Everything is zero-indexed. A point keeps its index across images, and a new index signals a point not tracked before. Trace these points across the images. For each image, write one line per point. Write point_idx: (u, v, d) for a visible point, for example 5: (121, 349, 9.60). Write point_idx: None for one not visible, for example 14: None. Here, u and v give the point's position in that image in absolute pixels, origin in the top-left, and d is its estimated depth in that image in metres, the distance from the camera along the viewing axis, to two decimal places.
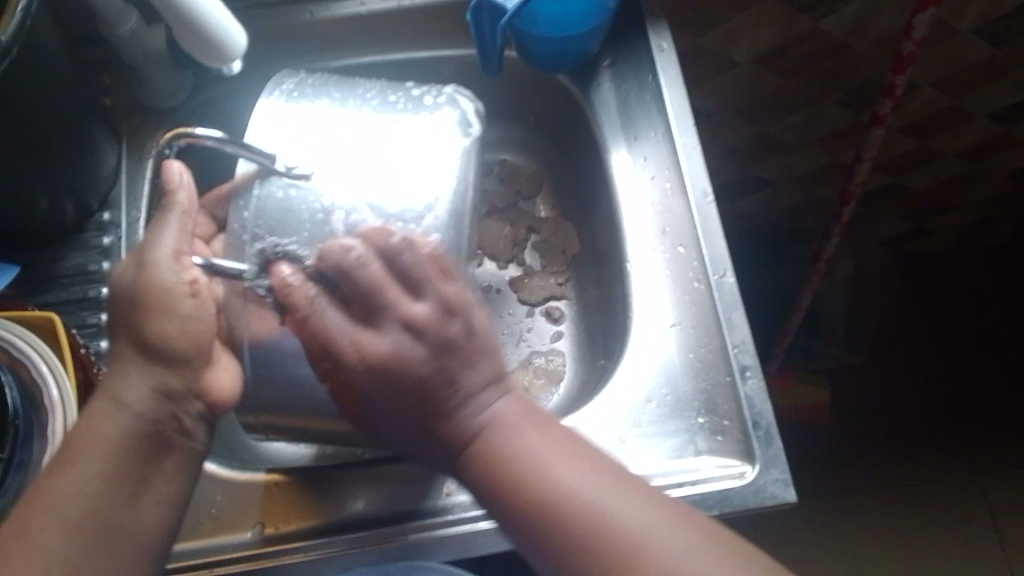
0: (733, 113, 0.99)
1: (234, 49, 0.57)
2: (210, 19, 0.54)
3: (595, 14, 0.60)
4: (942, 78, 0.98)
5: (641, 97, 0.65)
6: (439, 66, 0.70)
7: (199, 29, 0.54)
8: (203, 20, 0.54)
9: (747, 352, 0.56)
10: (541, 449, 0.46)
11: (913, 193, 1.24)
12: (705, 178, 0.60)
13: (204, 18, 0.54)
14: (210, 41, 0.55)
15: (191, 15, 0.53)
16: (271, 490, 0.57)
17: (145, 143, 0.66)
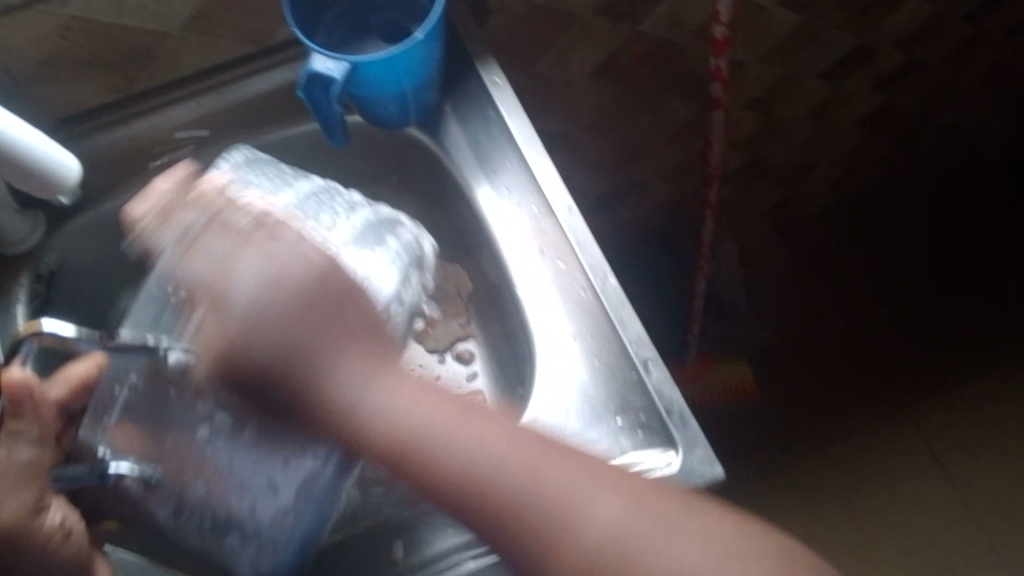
0: (587, 128, 1.03)
1: (71, 179, 0.56)
2: (40, 155, 0.53)
3: (422, 66, 0.62)
4: (764, 52, 1.05)
5: (488, 132, 0.68)
6: (291, 145, 0.71)
7: (30, 167, 0.53)
8: (32, 157, 0.53)
9: (644, 345, 0.59)
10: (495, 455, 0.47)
11: (772, 162, 1.31)
12: (566, 196, 0.64)
13: (33, 155, 0.53)
14: (43, 176, 0.54)
15: (19, 154, 0.52)
16: None
17: (8, 292, 0.64)
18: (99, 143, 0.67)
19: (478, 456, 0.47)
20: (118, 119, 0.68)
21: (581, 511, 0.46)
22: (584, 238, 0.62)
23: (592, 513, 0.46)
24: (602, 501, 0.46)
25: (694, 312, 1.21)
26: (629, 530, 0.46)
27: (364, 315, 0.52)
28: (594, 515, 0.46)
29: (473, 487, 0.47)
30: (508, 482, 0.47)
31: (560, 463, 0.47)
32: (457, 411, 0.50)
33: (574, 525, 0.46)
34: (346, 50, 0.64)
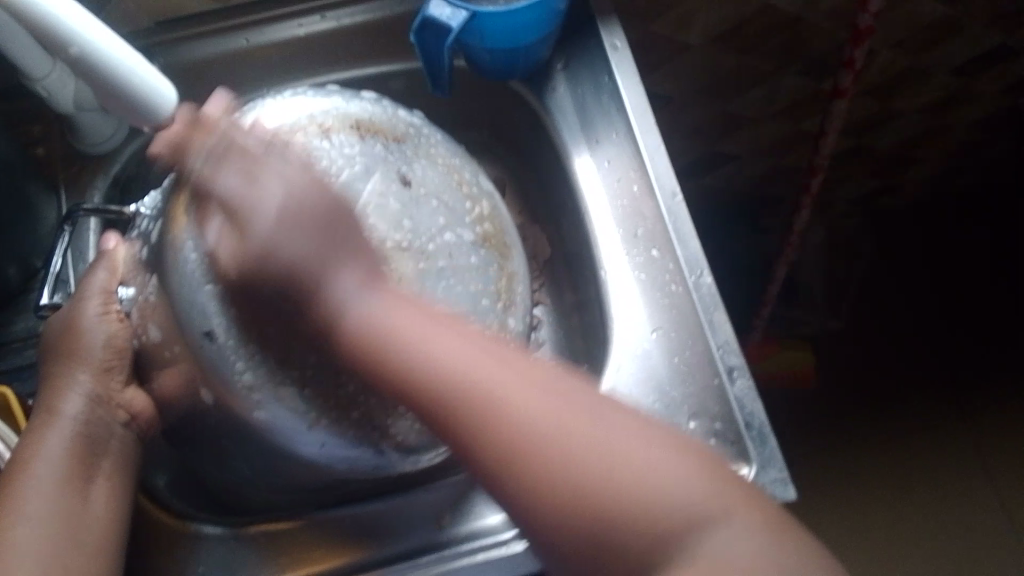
0: (692, 94, 0.97)
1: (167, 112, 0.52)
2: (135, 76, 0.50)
3: (541, 21, 0.58)
4: (898, 40, 0.97)
5: (598, 99, 0.63)
6: (386, 81, 0.68)
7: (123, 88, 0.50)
8: (125, 78, 0.50)
9: (732, 352, 0.54)
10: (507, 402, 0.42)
11: (878, 154, 1.23)
12: (672, 180, 0.59)
13: (126, 76, 0.50)
14: (135, 102, 0.51)
15: (109, 69, 0.49)
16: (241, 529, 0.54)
17: (85, 191, 0.62)
18: (193, 53, 0.65)
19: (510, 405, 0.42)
20: (216, 30, 0.65)
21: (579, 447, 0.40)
22: (685, 226, 0.58)
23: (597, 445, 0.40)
24: (606, 433, 0.41)
25: (767, 298, 1.15)
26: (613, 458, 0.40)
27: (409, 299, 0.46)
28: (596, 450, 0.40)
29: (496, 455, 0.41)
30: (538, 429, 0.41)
31: (549, 395, 0.42)
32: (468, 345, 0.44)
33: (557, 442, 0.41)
34: None
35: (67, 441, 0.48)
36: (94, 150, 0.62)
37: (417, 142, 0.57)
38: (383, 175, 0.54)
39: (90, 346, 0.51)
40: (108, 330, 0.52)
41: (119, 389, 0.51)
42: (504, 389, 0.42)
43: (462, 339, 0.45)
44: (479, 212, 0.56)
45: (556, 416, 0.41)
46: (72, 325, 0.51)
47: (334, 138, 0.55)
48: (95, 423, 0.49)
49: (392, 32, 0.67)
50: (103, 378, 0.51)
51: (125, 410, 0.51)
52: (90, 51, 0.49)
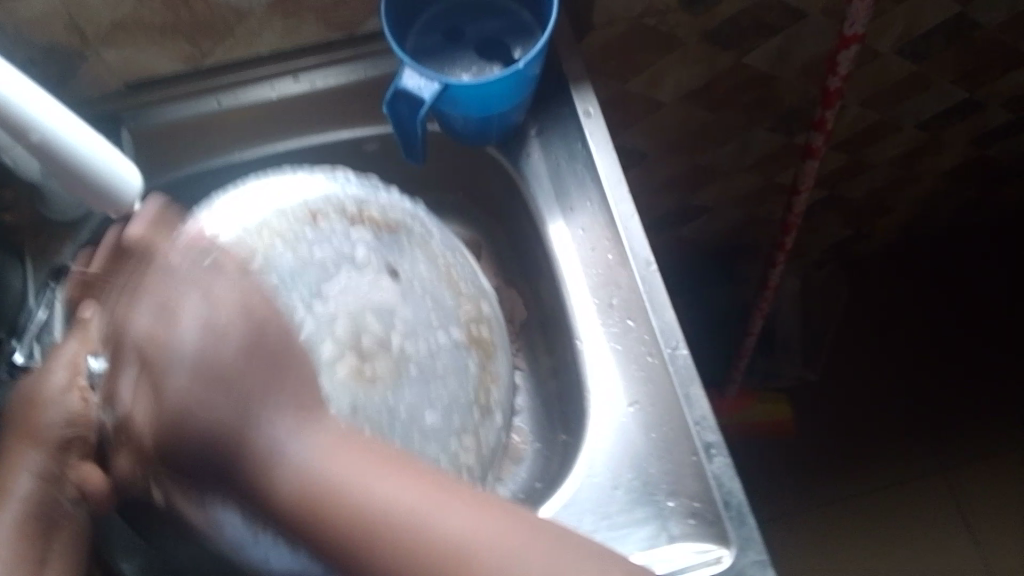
0: (666, 149, 0.97)
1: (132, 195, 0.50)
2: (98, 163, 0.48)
3: (516, 90, 0.58)
4: (868, 96, 0.98)
5: (572, 166, 0.63)
6: (362, 145, 0.67)
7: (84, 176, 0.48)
8: (88, 171, 0.48)
9: (709, 428, 0.53)
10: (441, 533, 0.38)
11: (850, 204, 1.24)
12: (646, 249, 0.58)
13: (86, 162, 0.48)
14: (100, 190, 0.49)
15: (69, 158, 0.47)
16: None
17: (52, 258, 0.61)
18: (164, 116, 0.65)
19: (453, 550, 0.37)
20: (188, 92, 0.65)
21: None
22: (659, 299, 0.57)
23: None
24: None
25: (743, 349, 1.15)
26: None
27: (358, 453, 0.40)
28: None
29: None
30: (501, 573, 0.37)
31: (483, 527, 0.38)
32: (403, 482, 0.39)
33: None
34: (439, 61, 0.60)
35: (15, 523, 0.47)
36: (62, 218, 0.61)
37: (413, 233, 0.58)
38: (369, 267, 0.54)
39: (49, 424, 0.49)
40: (70, 404, 0.50)
41: (75, 466, 0.48)
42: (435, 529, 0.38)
43: (401, 478, 0.39)
44: (464, 305, 0.57)
45: (506, 545, 0.38)
46: (31, 397, 0.50)
47: (325, 225, 0.55)
48: (49, 503, 0.49)
49: (366, 95, 0.66)
50: (60, 456, 0.49)
51: (77, 488, 0.49)
52: (49, 137, 0.47)
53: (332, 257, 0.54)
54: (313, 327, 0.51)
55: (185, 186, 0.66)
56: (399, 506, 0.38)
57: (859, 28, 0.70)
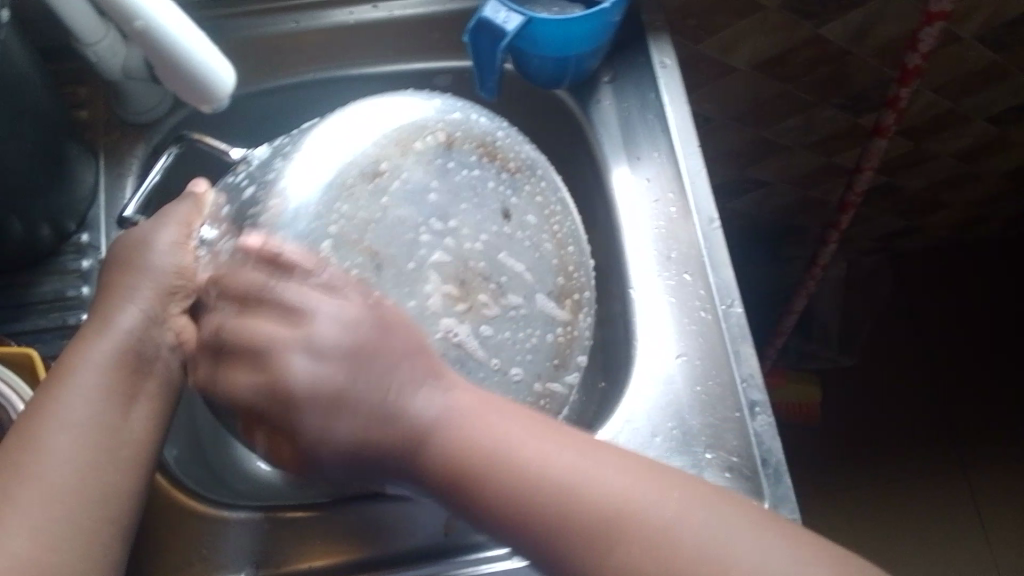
0: (733, 119, 0.96)
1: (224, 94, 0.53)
2: (197, 57, 0.50)
3: (595, 33, 0.58)
4: (941, 84, 0.96)
5: (643, 116, 0.63)
6: (432, 76, 0.67)
7: (184, 69, 0.50)
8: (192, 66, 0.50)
9: (755, 386, 0.54)
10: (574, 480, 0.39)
11: (907, 195, 1.21)
12: (710, 206, 0.59)
13: (190, 56, 0.50)
14: (198, 84, 0.51)
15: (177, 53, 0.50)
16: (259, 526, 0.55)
17: (126, 159, 0.62)
18: (241, 30, 0.65)
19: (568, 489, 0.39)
20: (269, 8, 0.65)
21: (636, 525, 0.38)
22: (718, 256, 0.57)
23: (646, 531, 0.38)
24: (653, 504, 0.39)
25: (783, 329, 1.13)
26: (696, 540, 0.38)
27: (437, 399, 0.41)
28: (651, 521, 0.38)
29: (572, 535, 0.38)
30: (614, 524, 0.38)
31: (584, 467, 0.40)
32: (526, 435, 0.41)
33: (634, 518, 0.38)
34: None
35: (112, 355, 0.46)
36: (138, 120, 0.62)
37: (535, 179, 0.56)
38: (486, 202, 0.54)
39: (156, 270, 0.49)
40: (180, 259, 0.49)
41: (177, 313, 0.49)
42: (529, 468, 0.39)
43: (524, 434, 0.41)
44: (567, 256, 0.55)
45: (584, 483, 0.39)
46: (134, 245, 0.50)
47: (457, 154, 0.55)
48: (149, 344, 0.47)
49: (444, 29, 0.67)
50: (164, 301, 0.48)
51: (177, 335, 0.48)
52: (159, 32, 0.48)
53: (457, 182, 0.54)
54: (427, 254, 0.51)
55: (254, 103, 0.66)
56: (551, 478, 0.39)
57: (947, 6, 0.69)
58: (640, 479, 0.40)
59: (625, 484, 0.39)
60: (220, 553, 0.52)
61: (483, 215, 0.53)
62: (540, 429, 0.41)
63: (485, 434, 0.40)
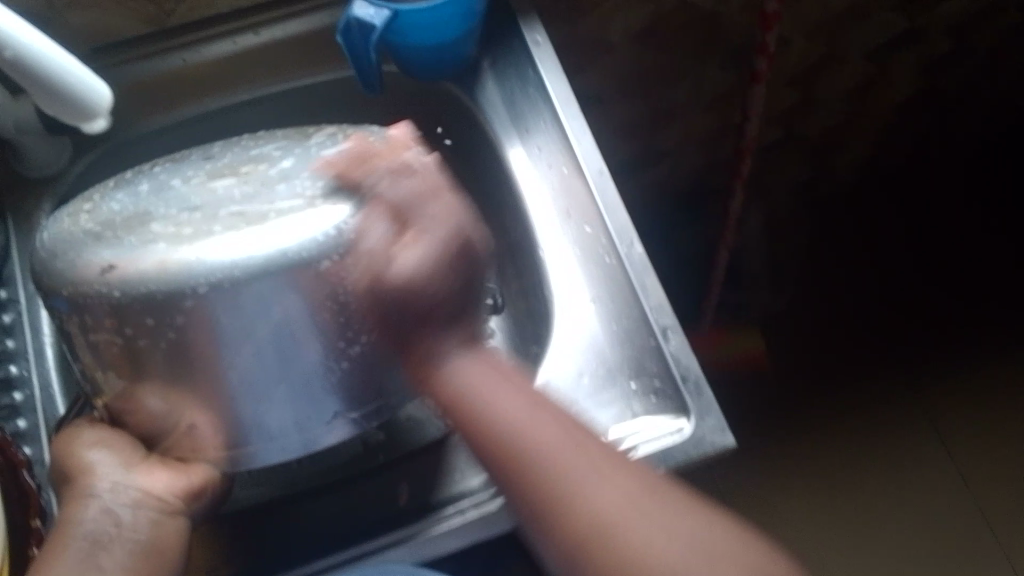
0: (623, 94, 1.00)
1: (99, 103, 0.53)
2: (69, 75, 0.51)
3: (463, 18, 0.61)
4: (810, 29, 1.02)
5: (525, 92, 0.67)
6: (320, 89, 0.70)
7: (58, 87, 0.51)
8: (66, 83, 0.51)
9: (664, 312, 0.57)
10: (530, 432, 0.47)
11: (807, 143, 1.27)
12: (597, 157, 0.62)
13: (63, 74, 0.51)
14: (74, 100, 0.52)
15: (49, 72, 0.50)
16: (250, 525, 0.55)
17: (33, 215, 0.63)
18: (128, 75, 0.67)
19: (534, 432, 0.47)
20: (154, 52, 0.68)
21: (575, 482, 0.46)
22: (613, 202, 0.61)
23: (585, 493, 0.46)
24: (601, 486, 0.47)
25: (714, 286, 1.16)
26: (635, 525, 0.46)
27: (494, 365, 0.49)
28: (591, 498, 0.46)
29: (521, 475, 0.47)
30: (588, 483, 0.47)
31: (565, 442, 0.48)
32: (533, 406, 0.49)
33: (572, 480, 0.46)
34: None
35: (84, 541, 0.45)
36: (38, 174, 0.64)
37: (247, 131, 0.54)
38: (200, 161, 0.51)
39: (90, 464, 0.47)
40: (111, 450, 0.48)
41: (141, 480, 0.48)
42: (513, 418, 0.48)
43: (517, 391, 0.49)
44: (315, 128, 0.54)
45: (550, 443, 0.47)
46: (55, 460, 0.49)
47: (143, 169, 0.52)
48: (107, 525, 0.46)
49: (324, 44, 0.70)
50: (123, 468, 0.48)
51: (139, 504, 0.47)
52: (25, 53, 0.49)
53: (162, 168, 0.51)
54: (187, 185, 0.48)
55: (152, 143, 0.68)
56: (517, 426, 0.48)
57: None
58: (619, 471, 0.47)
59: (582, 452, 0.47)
60: None
61: (222, 154, 0.52)
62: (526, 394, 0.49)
63: (476, 396, 0.48)
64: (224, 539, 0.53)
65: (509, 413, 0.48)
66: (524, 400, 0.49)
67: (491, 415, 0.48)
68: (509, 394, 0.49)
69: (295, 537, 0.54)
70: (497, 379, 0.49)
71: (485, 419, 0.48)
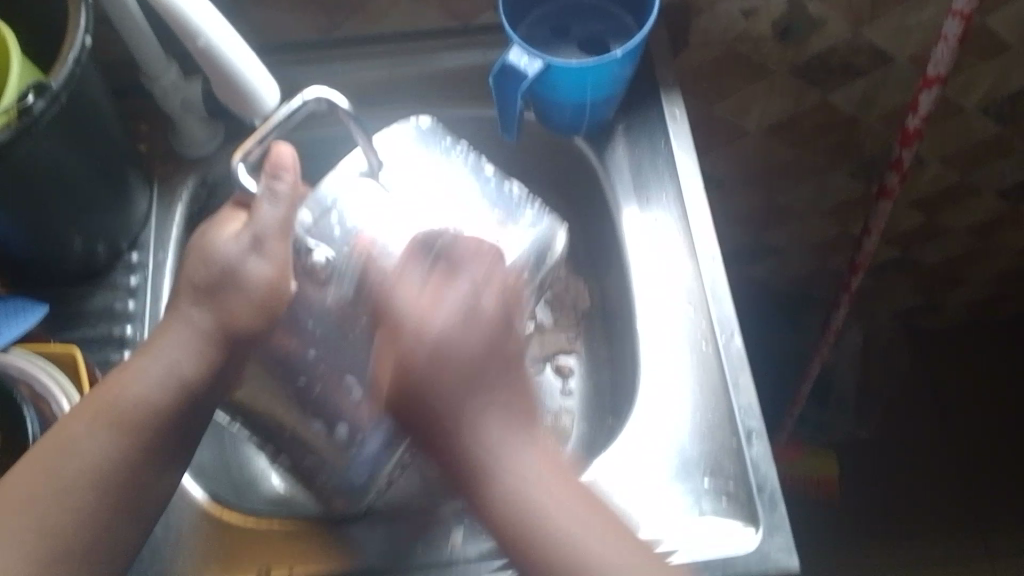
0: (745, 181, 1.00)
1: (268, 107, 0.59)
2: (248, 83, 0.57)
3: (610, 81, 0.63)
4: (948, 156, 1.00)
5: (653, 161, 0.68)
6: (460, 127, 0.72)
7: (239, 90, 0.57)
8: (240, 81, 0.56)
9: (752, 415, 0.57)
10: (494, 449, 0.50)
11: (920, 268, 1.24)
12: (715, 245, 0.63)
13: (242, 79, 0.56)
14: (245, 99, 0.58)
15: (230, 73, 0.56)
16: (307, 536, 0.57)
17: (176, 188, 0.68)
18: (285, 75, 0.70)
19: (478, 455, 0.50)
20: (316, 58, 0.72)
21: (546, 514, 0.48)
22: (720, 293, 0.61)
23: (555, 526, 0.48)
24: (547, 503, 0.48)
25: (798, 392, 1.12)
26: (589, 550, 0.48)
27: (462, 343, 0.51)
28: (556, 530, 0.48)
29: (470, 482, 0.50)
30: (567, 528, 0.48)
31: (506, 456, 0.50)
32: (500, 420, 0.51)
33: (490, 482, 0.49)
34: (543, 48, 0.65)
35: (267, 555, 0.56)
36: (189, 154, 0.68)
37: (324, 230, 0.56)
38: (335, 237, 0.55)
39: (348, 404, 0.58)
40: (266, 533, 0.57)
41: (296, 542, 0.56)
42: (457, 422, 0.50)
43: (496, 422, 0.51)
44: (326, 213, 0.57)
45: (471, 448, 0.50)
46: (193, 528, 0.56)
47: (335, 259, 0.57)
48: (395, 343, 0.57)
49: (470, 86, 0.72)
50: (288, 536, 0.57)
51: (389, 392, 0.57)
52: (216, 49, 0.54)
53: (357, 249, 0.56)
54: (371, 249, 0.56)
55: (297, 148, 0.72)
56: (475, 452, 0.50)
57: (941, 72, 0.73)
58: (562, 482, 0.50)
59: (498, 443, 0.50)
60: (232, 548, 0.56)
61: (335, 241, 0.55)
62: (514, 404, 0.52)
63: (446, 391, 0.51)
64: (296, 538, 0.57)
65: (460, 434, 0.50)
66: (493, 441, 0.50)
67: (455, 436, 0.50)
68: (479, 415, 0.50)
69: (340, 556, 0.56)
70: (496, 400, 0.51)
71: (453, 436, 0.50)
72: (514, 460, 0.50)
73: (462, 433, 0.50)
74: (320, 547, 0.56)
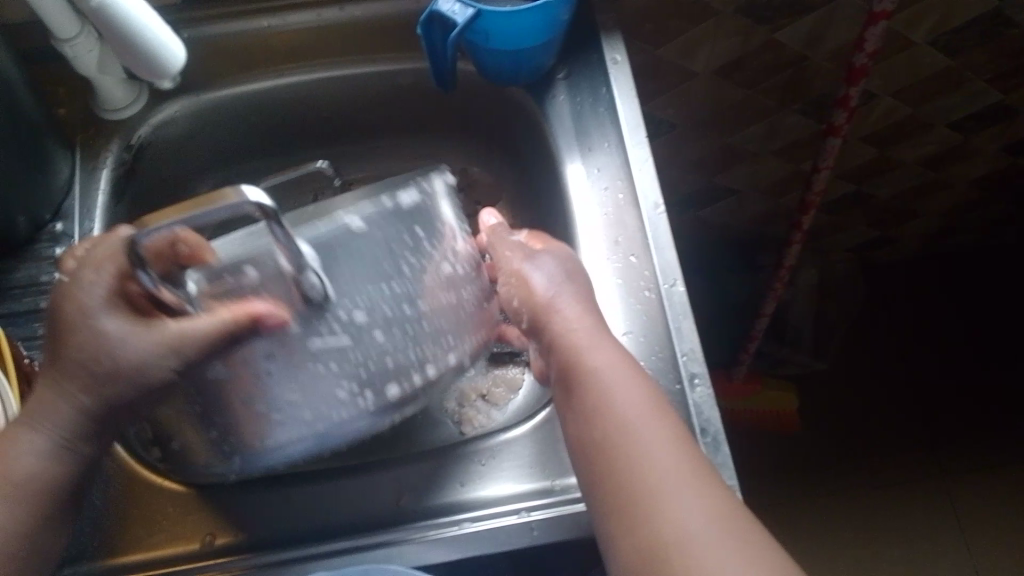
0: (694, 124, 0.98)
1: (173, 66, 0.57)
2: (148, 36, 0.54)
3: (546, 27, 0.61)
4: (899, 89, 0.99)
5: (595, 110, 0.66)
6: (396, 77, 0.70)
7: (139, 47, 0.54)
8: (144, 39, 0.54)
9: (696, 360, 0.56)
10: (642, 437, 0.47)
11: (874, 202, 1.24)
12: (656, 192, 0.61)
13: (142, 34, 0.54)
14: (149, 57, 0.55)
15: (128, 30, 0.53)
16: (249, 499, 0.56)
17: (99, 154, 0.65)
18: (211, 32, 0.67)
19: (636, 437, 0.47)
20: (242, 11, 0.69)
21: (663, 500, 0.44)
22: (662, 236, 0.59)
23: (672, 511, 0.44)
24: (681, 493, 0.44)
25: (755, 331, 1.13)
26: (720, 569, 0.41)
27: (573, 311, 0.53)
28: (677, 517, 0.43)
29: (613, 478, 0.46)
30: (696, 528, 0.43)
31: (671, 451, 0.46)
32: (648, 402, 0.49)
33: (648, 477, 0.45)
34: None
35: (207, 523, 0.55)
36: (111, 117, 0.66)
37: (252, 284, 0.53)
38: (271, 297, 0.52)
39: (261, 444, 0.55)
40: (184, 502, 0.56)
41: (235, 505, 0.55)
42: (629, 412, 0.48)
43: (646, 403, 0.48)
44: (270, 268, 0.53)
45: (648, 436, 0.47)
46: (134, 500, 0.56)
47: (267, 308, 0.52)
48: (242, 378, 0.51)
49: (403, 34, 0.70)
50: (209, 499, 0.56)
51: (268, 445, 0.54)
52: (110, 7, 0.52)
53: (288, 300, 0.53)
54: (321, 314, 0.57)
55: (230, 106, 0.70)
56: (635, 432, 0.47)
57: (887, 6, 0.71)
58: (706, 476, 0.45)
59: (656, 430, 0.47)
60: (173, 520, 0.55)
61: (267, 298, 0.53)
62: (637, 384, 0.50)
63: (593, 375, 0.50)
64: (230, 506, 0.56)
65: (619, 404, 0.48)
66: (647, 404, 0.48)
67: (604, 399, 0.49)
68: (630, 383, 0.49)
69: (284, 519, 0.55)
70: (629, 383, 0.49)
71: (597, 400, 0.49)
72: (665, 448, 0.46)
73: (608, 399, 0.48)
74: (263, 510, 0.55)
